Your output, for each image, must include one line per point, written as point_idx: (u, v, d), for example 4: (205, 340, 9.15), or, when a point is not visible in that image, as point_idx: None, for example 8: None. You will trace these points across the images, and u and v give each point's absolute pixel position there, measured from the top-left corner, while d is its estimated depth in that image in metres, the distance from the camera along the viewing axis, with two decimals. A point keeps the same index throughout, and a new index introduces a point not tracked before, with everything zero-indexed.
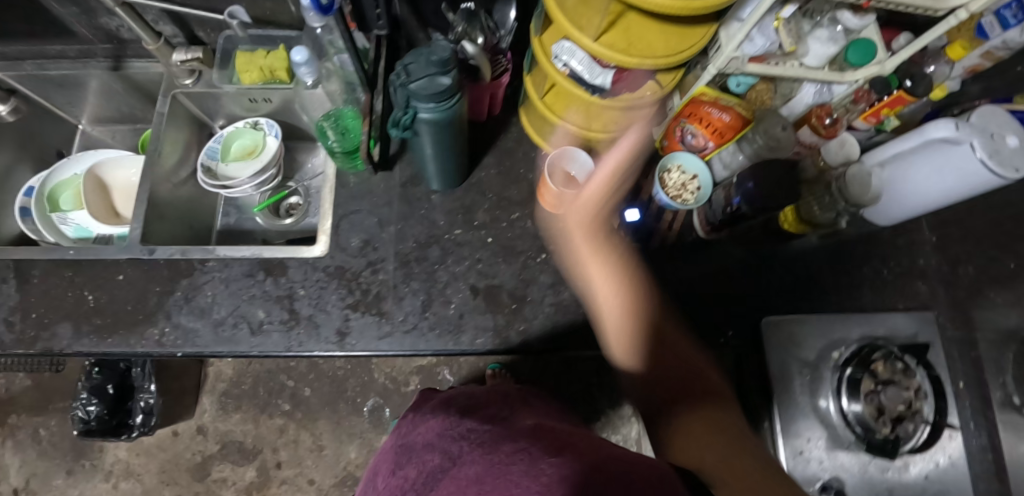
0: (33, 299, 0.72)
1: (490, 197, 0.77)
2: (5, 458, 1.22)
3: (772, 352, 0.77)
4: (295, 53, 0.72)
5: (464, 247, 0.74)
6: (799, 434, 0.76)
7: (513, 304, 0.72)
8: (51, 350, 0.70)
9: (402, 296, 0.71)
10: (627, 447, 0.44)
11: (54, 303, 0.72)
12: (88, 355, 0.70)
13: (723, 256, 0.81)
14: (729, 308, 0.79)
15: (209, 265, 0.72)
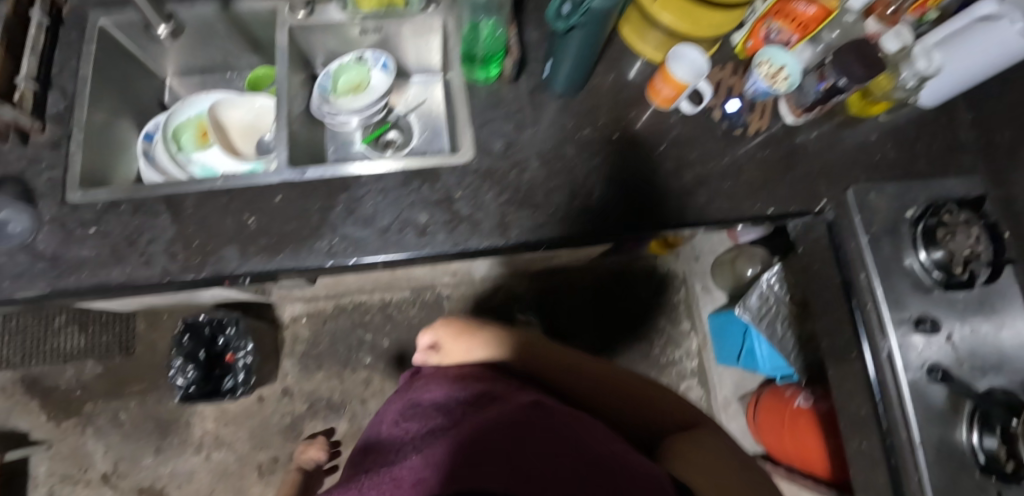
0: (191, 229, 0.73)
1: (607, 99, 0.84)
2: (88, 445, 1.20)
3: (850, 221, 0.83)
4: None
5: (595, 144, 0.81)
6: (896, 293, 0.78)
7: (646, 189, 0.79)
8: (220, 274, 0.71)
9: (550, 190, 0.77)
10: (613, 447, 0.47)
11: (213, 231, 0.73)
12: (257, 276, 0.72)
13: (801, 142, 0.87)
14: (810, 182, 0.85)
15: (363, 179, 0.75)
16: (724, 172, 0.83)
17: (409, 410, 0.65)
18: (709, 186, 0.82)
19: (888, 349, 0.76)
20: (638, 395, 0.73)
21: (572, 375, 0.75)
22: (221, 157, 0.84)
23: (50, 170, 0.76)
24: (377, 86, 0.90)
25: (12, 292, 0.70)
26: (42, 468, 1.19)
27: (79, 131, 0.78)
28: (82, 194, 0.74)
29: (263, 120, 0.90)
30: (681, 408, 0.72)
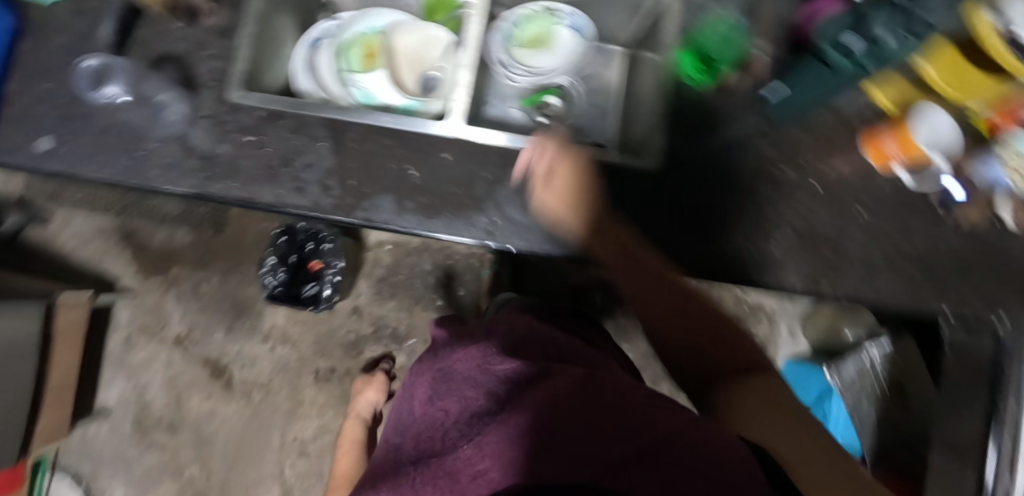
0: (350, 164, 0.68)
1: (818, 139, 0.74)
2: (168, 305, 1.25)
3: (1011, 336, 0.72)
4: None
5: (791, 188, 0.73)
6: None
7: (830, 254, 0.72)
8: (371, 222, 0.67)
9: (727, 227, 0.71)
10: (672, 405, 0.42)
11: (374, 174, 0.68)
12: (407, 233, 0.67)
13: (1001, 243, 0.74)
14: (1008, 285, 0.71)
15: None
16: (920, 257, 0.73)
17: (442, 385, 0.54)
18: (898, 268, 0.73)
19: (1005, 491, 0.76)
20: (630, 251, 0.58)
21: (587, 205, 0.62)
22: (384, 87, 0.77)
23: (217, 60, 0.71)
24: (562, 50, 0.86)
25: (158, 185, 0.68)
26: (124, 314, 1.25)
27: (250, 24, 0.70)
28: (242, 96, 0.69)
29: (431, 53, 0.82)
30: None
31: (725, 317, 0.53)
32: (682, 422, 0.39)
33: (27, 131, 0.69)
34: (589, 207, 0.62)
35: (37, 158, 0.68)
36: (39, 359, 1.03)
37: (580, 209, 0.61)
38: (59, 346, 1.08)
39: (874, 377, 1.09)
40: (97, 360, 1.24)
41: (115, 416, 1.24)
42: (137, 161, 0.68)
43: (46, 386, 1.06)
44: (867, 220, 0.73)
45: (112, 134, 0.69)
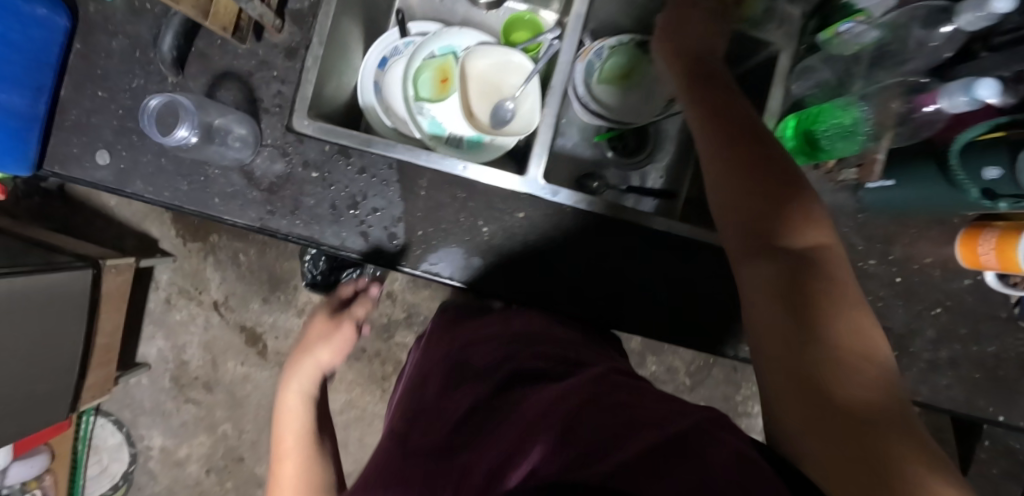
0: (419, 215, 0.68)
1: (911, 230, 0.70)
2: (207, 271, 1.26)
3: None
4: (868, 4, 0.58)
5: (871, 280, 0.70)
6: None
7: (895, 351, 0.70)
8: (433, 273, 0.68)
9: None
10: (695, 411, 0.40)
11: (444, 226, 0.68)
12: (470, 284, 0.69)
13: None
14: None
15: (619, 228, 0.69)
16: (984, 361, 0.71)
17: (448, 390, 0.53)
18: (961, 371, 0.71)
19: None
20: (745, 153, 0.47)
21: (711, 104, 0.52)
22: (454, 117, 0.73)
23: (282, 83, 0.67)
24: (649, 88, 0.76)
25: (221, 214, 0.66)
26: (164, 276, 1.27)
27: (319, 45, 0.65)
28: (307, 125, 0.65)
29: (507, 79, 0.75)
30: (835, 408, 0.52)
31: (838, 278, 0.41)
32: (704, 420, 0.37)
33: (90, 142, 0.68)
34: (713, 112, 0.51)
35: (99, 173, 0.67)
36: (86, 324, 1.06)
37: (699, 103, 0.52)
38: (104, 309, 1.11)
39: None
40: (138, 317, 1.28)
41: (154, 370, 1.29)
42: (198, 186, 0.66)
43: (93, 346, 1.11)
44: (941, 321, 0.71)
45: (172, 156, 0.66)
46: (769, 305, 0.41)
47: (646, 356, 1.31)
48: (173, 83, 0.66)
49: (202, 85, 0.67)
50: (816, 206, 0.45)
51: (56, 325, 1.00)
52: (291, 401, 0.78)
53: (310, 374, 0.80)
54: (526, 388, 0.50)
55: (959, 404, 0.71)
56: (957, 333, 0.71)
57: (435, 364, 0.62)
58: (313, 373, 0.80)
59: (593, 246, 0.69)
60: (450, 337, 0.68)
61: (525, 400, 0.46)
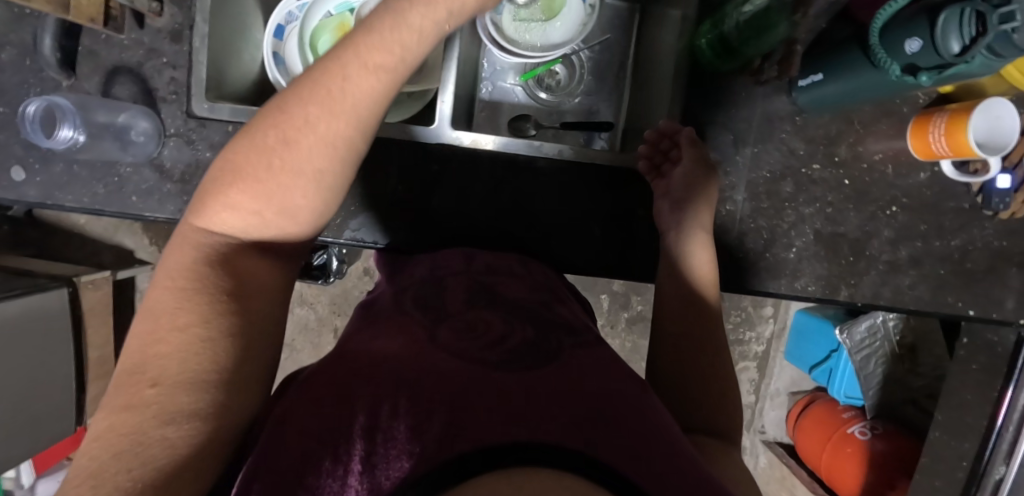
0: (426, 201, 0.68)
1: (857, 128, 0.65)
2: None
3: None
4: None
5: (818, 186, 0.66)
6: None
7: (851, 257, 0.67)
8: (492, 274, 0.60)
9: (744, 232, 0.66)
10: (625, 397, 0.43)
11: (442, 210, 0.69)
12: (539, 289, 0.61)
13: None
14: None
15: (541, 167, 0.69)
16: (947, 255, 0.68)
17: (433, 325, 0.51)
18: (924, 269, 0.68)
19: (1001, 476, 0.72)
20: (696, 326, 0.60)
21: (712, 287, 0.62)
22: None
23: (173, 69, 0.65)
24: (564, 17, 0.68)
25: (139, 212, 0.66)
26: (147, 285, 1.26)
27: (202, 22, 0.63)
28: (208, 108, 0.64)
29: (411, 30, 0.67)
30: (710, 412, 0.55)
31: (723, 383, 0.58)
32: (654, 432, 0.41)
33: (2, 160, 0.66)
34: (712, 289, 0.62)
35: (16, 190, 0.66)
36: (73, 337, 1.08)
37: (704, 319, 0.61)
38: (90, 324, 1.12)
39: (886, 334, 0.99)
40: (128, 328, 1.27)
41: None
42: (113, 188, 0.65)
43: (85, 360, 1.12)
44: (897, 219, 0.67)
45: (82, 162, 0.65)
46: (699, 389, 0.57)
47: (630, 297, 1.23)
48: (67, 86, 0.65)
49: (96, 85, 0.65)
50: (715, 333, 0.61)
51: (40, 345, 1.02)
52: (380, 54, 0.38)
53: (371, 67, 0.38)
54: (529, 362, 0.45)
55: (924, 299, 0.68)
56: (914, 229, 0.67)
57: (450, 280, 0.59)
58: (427, 32, 0.40)
59: (472, 177, 0.68)
60: (462, 257, 0.63)
61: (518, 355, 0.46)
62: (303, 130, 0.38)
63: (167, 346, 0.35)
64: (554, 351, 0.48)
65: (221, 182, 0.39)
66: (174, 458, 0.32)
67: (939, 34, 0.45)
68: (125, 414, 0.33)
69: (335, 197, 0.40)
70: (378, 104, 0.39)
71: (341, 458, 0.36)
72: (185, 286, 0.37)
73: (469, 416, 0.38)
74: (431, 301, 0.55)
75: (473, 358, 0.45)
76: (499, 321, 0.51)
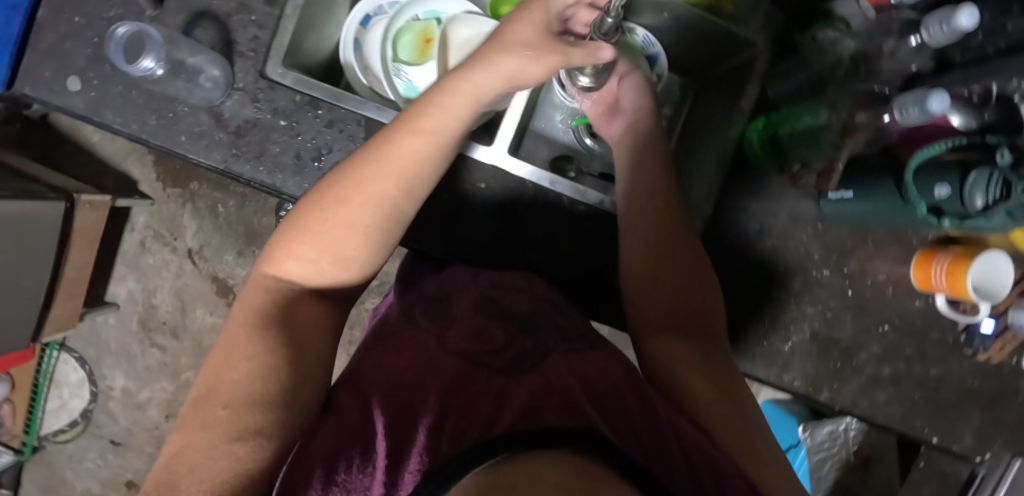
0: (463, 215, 0.72)
1: (869, 246, 0.71)
2: (184, 218, 1.24)
3: (988, 471, 0.74)
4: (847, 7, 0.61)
5: (824, 290, 0.70)
6: None
7: (838, 362, 0.71)
8: (499, 283, 0.64)
9: (749, 316, 0.69)
10: (624, 404, 0.48)
11: (474, 227, 0.72)
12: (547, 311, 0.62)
13: (1006, 381, 0.73)
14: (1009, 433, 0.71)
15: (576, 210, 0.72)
16: (924, 381, 0.73)
17: (441, 327, 0.57)
18: (900, 389, 0.72)
19: None
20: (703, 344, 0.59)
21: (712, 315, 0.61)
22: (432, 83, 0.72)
23: (259, 28, 0.67)
24: None
25: (184, 152, 0.67)
26: (141, 219, 1.24)
27: None
28: (281, 74, 0.66)
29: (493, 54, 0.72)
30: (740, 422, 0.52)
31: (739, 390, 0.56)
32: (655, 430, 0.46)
33: (63, 67, 0.68)
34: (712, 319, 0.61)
35: (71, 100, 0.68)
36: (56, 253, 1.05)
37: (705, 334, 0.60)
38: (76, 243, 1.09)
39: (845, 442, 1.05)
40: (109, 257, 1.25)
41: (123, 311, 1.26)
42: (166, 122, 0.67)
43: (60, 280, 1.09)
44: (887, 337, 0.72)
45: (143, 90, 0.67)
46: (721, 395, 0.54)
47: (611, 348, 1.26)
48: (150, 17, 0.67)
49: (179, 22, 0.67)
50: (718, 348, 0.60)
51: (23, 253, 0.98)
52: (430, 121, 0.55)
53: (417, 132, 0.55)
54: (528, 372, 0.51)
55: (894, 416, 0.73)
56: (899, 350, 0.72)
57: (459, 296, 0.62)
58: (469, 100, 0.57)
59: (506, 202, 0.72)
60: (469, 274, 0.66)
61: (516, 363, 0.52)
62: (372, 189, 0.53)
63: (237, 372, 0.45)
64: (541, 359, 0.52)
65: (289, 239, 0.52)
66: (237, 473, 0.39)
67: (967, 189, 0.50)
68: (200, 432, 0.41)
69: (381, 243, 0.54)
70: (420, 163, 0.55)
71: (367, 457, 0.43)
72: (260, 320, 0.49)
73: (456, 416, 0.45)
74: (437, 309, 0.60)
75: (477, 362, 0.52)
76: (501, 331, 0.56)
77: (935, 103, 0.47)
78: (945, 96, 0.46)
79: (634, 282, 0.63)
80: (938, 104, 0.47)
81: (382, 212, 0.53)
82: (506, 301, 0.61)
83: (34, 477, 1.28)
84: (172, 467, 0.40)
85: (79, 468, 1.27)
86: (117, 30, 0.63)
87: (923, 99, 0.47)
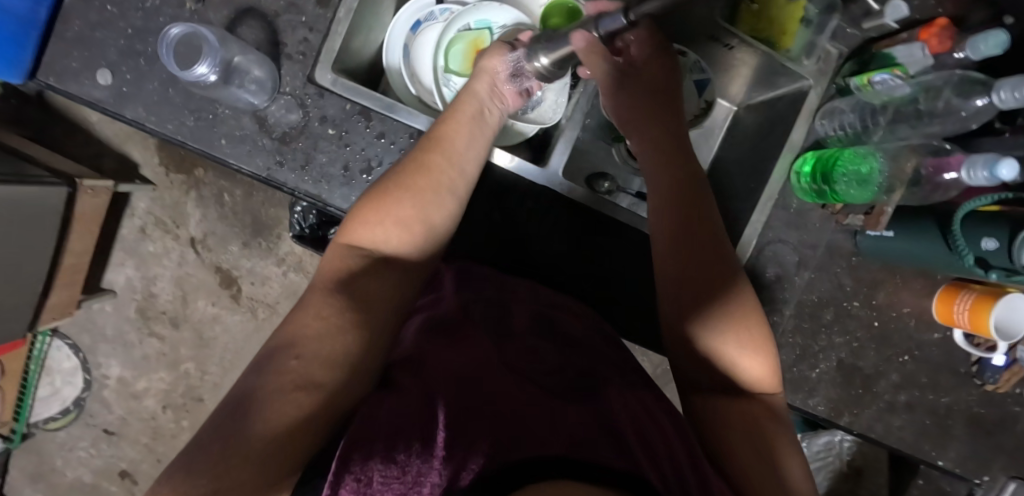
0: (511, 232, 0.75)
1: (896, 280, 0.73)
2: (187, 206, 1.19)
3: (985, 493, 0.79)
4: (903, 53, 0.61)
5: (852, 321, 0.73)
6: None
7: (859, 389, 0.74)
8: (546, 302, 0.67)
9: (781, 343, 0.71)
10: (664, 435, 0.51)
11: (520, 244, 0.75)
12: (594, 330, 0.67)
13: (1008, 410, 0.78)
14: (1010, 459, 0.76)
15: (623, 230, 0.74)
16: (935, 409, 0.76)
17: (500, 343, 0.59)
18: (914, 416, 0.76)
19: None
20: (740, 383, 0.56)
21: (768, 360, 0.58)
22: None
23: (309, 30, 0.64)
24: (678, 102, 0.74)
25: (223, 157, 0.64)
26: (142, 205, 1.19)
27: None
28: (331, 80, 0.63)
29: None
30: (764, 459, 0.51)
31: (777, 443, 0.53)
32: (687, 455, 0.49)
33: (92, 59, 0.64)
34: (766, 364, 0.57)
35: (101, 95, 0.64)
36: (57, 239, 1.00)
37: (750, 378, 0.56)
38: (76, 229, 1.04)
39: (839, 453, 1.10)
40: (108, 242, 1.20)
41: (120, 298, 1.21)
42: (205, 124, 0.63)
43: (59, 266, 1.04)
44: (905, 367, 0.75)
45: (181, 89, 0.63)
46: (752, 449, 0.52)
47: None
48: (191, 11, 0.64)
49: (222, 19, 0.64)
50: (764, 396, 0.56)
51: (23, 240, 0.93)
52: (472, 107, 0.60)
53: (460, 118, 0.59)
54: (579, 398, 0.53)
55: (907, 441, 0.76)
56: (916, 379, 0.75)
57: (516, 305, 0.65)
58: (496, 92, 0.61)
59: (552, 221, 0.74)
60: (528, 288, 0.68)
61: (566, 386, 0.55)
62: (429, 160, 0.56)
63: (312, 330, 0.46)
64: (597, 388, 0.56)
65: (356, 209, 0.54)
66: (291, 429, 0.40)
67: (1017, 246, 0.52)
68: (273, 376, 0.42)
69: (432, 225, 0.55)
70: (463, 150, 0.58)
71: (425, 445, 0.43)
72: (330, 287, 0.50)
73: (514, 424, 0.46)
74: (496, 317, 0.63)
75: (535, 380, 0.54)
76: (556, 354, 0.60)
77: (1004, 170, 0.51)
78: (1015, 164, 0.51)
79: (669, 283, 0.59)
80: (1006, 170, 0.51)
81: (428, 191, 0.55)
82: (562, 323, 0.64)
83: (23, 465, 1.24)
84: (232, 415, 0.40)
85: (70, 456, 1.24)
86: (171, 30, 0.58)
87: (992, 162, 0.52)
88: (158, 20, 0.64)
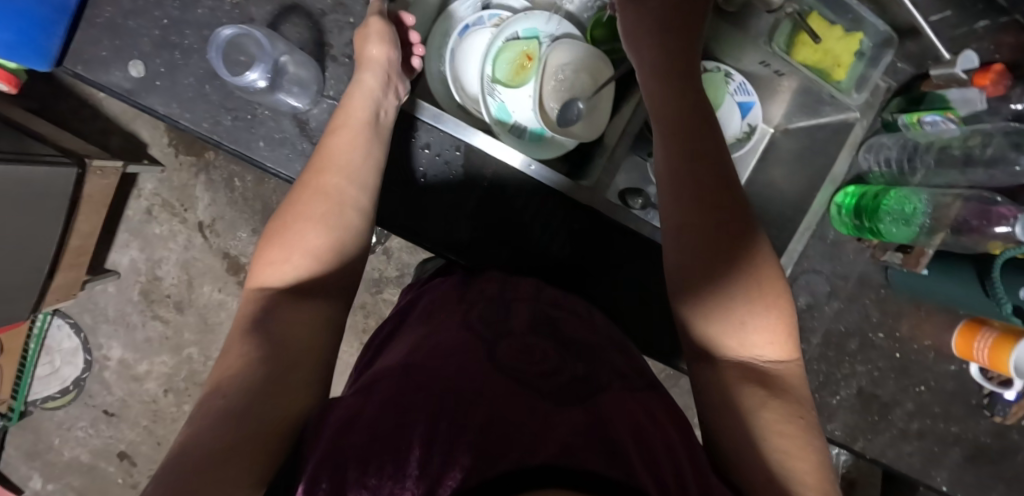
0: (526, 233, 0.71)
1: (920, 313, 0.75)
2: (196, 189, 1.16)
3: None
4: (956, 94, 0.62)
5: (875, 351, 0.74)
6: None
7: (876, 416, 0.76)
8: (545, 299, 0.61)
9: (806, 370, 0.73)
10: (661, 439, 0.43)
11: (535, 248, 0.71)
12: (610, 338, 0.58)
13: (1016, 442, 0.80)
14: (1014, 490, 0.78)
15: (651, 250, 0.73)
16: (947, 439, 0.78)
17: (489, 339, 0.51)
18: (926, 445, 0.78)
19: None
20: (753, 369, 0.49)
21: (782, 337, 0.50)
22: (523, 106, 0.70)
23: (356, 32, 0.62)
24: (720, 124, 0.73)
25: (260, 159, 0.61)
26: (149, 185, 1.16)
27: None
28: None
29: (597, 78, 0.72)
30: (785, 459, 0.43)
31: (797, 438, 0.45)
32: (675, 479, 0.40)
33: (123, 49, 0.61)
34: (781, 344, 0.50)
35: (133, 88, 0.61)
36: (63, 221, 0.96)
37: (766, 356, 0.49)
38: (84, 210, 1.01)
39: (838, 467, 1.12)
40: (113, 222, 1.17)
41: (124, 280, 1.19)
42: (241, 124, 0.61)
43: (65, 248, 1.01)
44: (921, 396, 0.77)
45: (218, 86, 0.61)
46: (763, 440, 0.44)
47: None
48: (232, 5, 0.61)
49: (265, 14, 0.62)
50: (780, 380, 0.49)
51: (29, 221, 0.90)
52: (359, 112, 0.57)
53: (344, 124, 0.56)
54: (561, 396, 0.45)
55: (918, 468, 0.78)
56: (930, 409, 0.77)
57: (519, 304, 0.58)
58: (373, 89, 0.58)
59: (558, 218, 0.71)
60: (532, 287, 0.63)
61: (551, 383, 0.46)
62: (325, 183, 0.54)
63: (227, 368, 0.43)
64: (600, 388, 0.47)
65: (265, 249, 0.52)
66: (194, 465, 0.36)
67: None
68: (192, 428, 0.40)
69: (337, 234, 0.52)
70: (352, 154, 0.55)
71: (394, 464, 0.37)
72: (245, 325, 0.47)
73: (489, 428, 0.39)
74: (496, 316, 0.55)
75: (523, 379, 0.45)
76: (555, 351, 0.50)
77: None
78: None
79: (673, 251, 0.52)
80: None
81: (321, 203, 0.53)
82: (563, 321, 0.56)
83: (19, 442, 1.22)
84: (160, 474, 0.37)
85: (68, 436, 1.22)
86: (224, 32, 0.55)
87: None
88: (196, 11, 0.61)
